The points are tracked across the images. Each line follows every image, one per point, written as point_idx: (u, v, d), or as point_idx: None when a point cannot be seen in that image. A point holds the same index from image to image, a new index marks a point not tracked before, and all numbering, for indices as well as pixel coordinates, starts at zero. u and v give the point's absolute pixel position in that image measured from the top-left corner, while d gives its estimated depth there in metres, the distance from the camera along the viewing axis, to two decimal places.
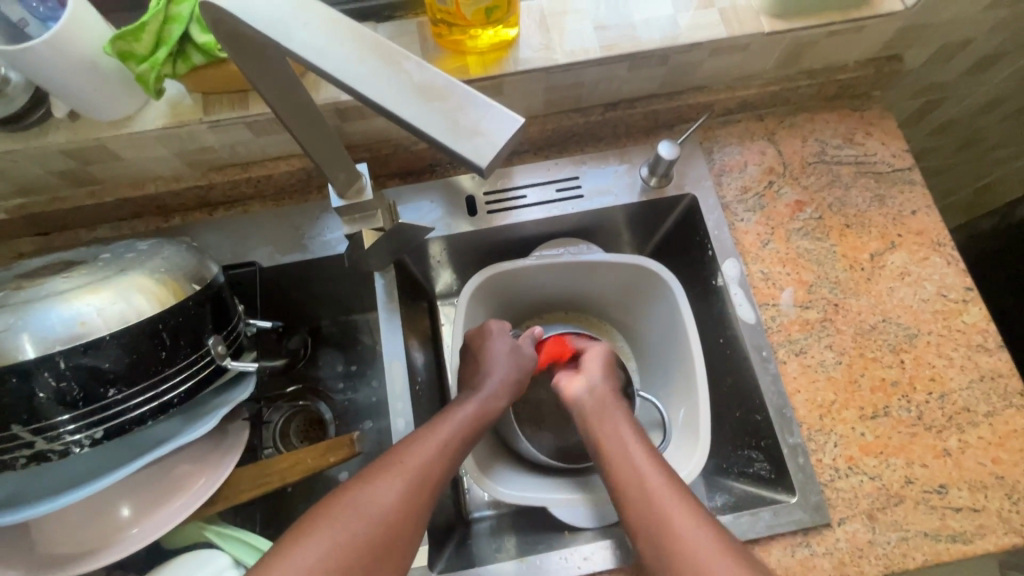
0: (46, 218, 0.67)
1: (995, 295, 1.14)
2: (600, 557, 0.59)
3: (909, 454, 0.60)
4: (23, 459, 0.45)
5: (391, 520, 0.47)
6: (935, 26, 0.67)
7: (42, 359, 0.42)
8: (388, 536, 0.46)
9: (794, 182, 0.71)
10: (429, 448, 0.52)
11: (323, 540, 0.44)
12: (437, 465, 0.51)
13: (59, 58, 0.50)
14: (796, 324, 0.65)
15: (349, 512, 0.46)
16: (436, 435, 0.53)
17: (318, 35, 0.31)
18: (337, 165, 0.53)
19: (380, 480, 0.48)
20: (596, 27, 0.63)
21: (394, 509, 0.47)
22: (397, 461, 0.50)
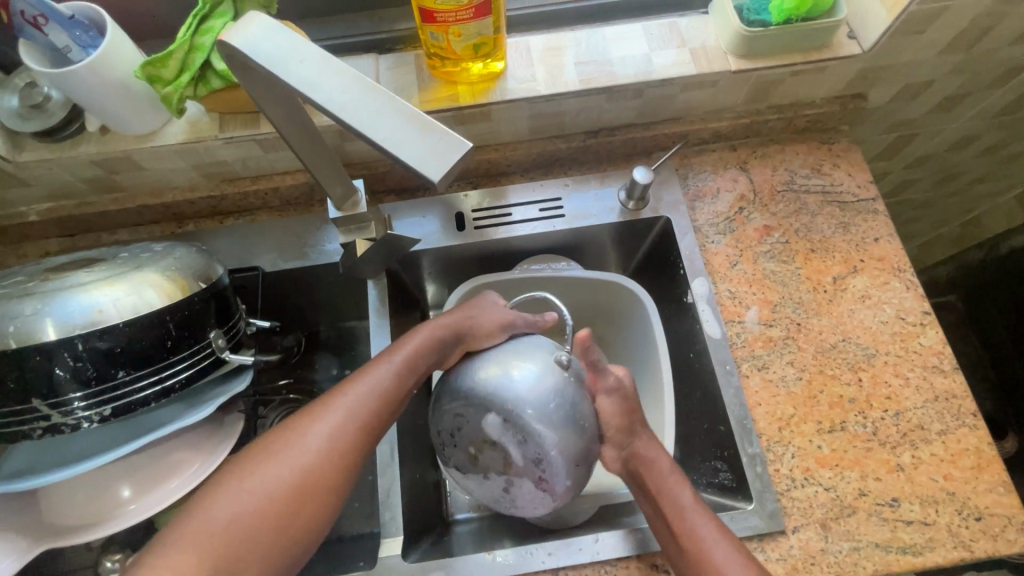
0: (73, 221, 0.73)
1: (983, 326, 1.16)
2: (564, 552, 0.62)
3: (863, 468, 0.63)
4: (39, 431, 0.50)
5: (317, 458, 0.48)
6: (894, 68, 0.72)
7: (62, 340, 0.47)
8: (321, 468, 0.48)
9: (764, 209, 0.76)
10: (359, 389, 0.53)
11: (247, 488, 0.46)
12: (368, 404, 0.53)
13: (96, 79, 0.57)
14: (760, 340, 0.69)
15: (274, 458, 0.47)
16: (370, 375, 0.55)
17: (308, 70, 0.37)
18: (334, 180, 0.59)
19: (320, 410, 0.51)
20: (576, 63, 0.69)
21: (321, 449, 0.49)
22: (325, 402, 0.52)
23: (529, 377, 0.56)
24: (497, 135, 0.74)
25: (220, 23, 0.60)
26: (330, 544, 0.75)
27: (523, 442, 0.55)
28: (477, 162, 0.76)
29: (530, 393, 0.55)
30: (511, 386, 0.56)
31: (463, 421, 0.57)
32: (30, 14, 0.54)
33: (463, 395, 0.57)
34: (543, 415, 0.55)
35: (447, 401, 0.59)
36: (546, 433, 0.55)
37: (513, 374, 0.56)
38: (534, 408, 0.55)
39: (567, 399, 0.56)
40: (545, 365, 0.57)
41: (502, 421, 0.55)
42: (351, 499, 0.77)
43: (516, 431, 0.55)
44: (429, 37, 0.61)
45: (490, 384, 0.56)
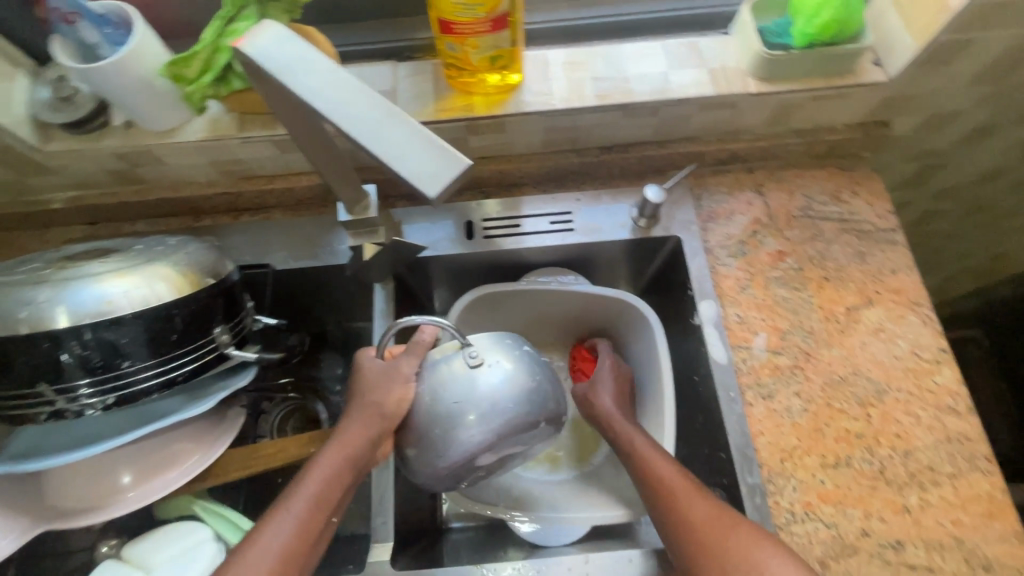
0: (95, 210, 0.76)
1: None
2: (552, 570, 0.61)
3: (867, 506, 0.61)
4: (44, 415, 0.51)
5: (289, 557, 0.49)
6: (919, 97, 0.70)
7: (70, 329, 0.49)
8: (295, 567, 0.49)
9: (778, 234, 0.74)
10: (319, 477, 0.53)
11: None
12: (330, 491, 0.53)
13: (122, 75, 0.59)
14: (766, 368, 0.68)
15: (250, 559, 0.48)
16: (327, 461, 0.54)
17: (317, 80, 0.37)
18: (345, 183, 0.59)
19: (282, 507, 0.51)
20: (593, 78, 0.69)
21: (292, 546, 0.49)
22: (288, 497, 0.52)
23: (461, 381, 0.54)
24: (511, 146, 0.74)
25: (244, 25, 0.60)
26: None
27: (506, 427, 0.53)
28: (490, 172, 0.76)
29: (455, 393, 0.53)
30: (453, 402, 0.53)
31: (449, 463, 0.53)
32: (63, 11, 0.56)
33: (430, 447, 0.54)
34: (498, 396, 0.53)
35: (426, 465, 0.54)
36: (513, 401, 0.53)
37: (446, 396, 0.53)
38: (486, 399, 0.53)
39: (501, 364, 0.54)
40: (461, 363, 0.54)
41: (474, 431, 0.53)
42: None
43: (492, 427, 0.53)
44: (446, 48, 0.62)
45: (437, 420, 0.53)
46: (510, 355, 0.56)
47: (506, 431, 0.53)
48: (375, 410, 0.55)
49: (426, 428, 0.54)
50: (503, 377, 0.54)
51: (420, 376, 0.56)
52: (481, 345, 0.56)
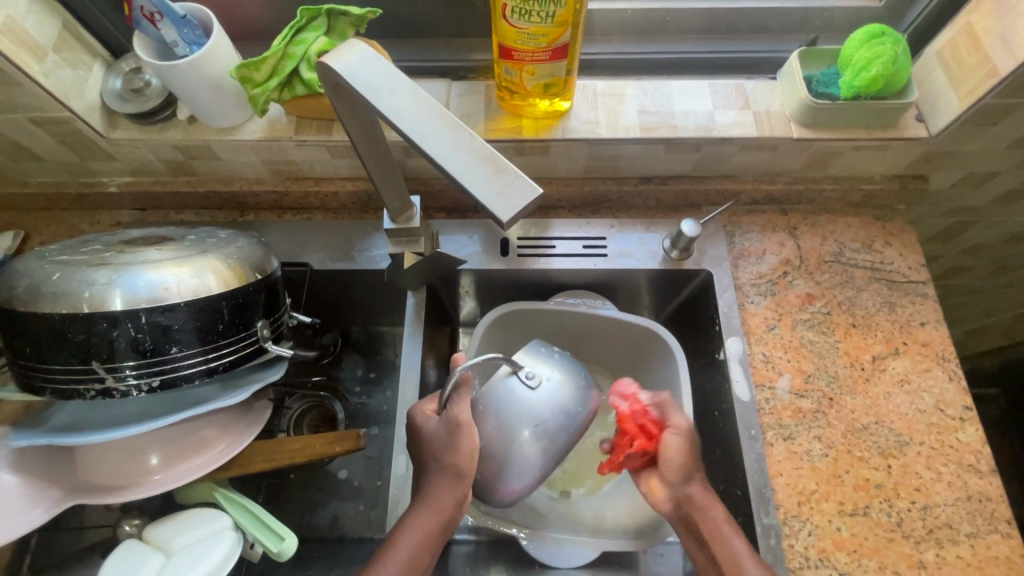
0: (146, 197, 0.78)
1: None
2: None
3: (882, 558, 0.61)
4: (92, 392, 0.53)
5: None
6: (959, 155, 0.72)
7: (128, 312, 0.51)
8: None
9: (808, 277, 0.75)
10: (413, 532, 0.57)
11: None
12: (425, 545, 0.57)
13: (195, 73, 0.62)
14: (788, 410, 0.68)
15: None
16: (419, 518, 0.57)
17: (399, 100, 0.39)
18: (394, 193, 0.62)
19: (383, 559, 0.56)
20: (639, 111, 0.71)
21: None
22: (385, 552, 0.56)
23: (522, 399, 0.60)
24: (553, 169, 0.76)
25: (313, 36, 0.64)
26: (331, 544, 0.76)
27: (566, 431, 0.61)
28: None
29: (525, 412, 0.59)
30: (519, 422, 0.59)
31: (523, 475, 0.60)
32: (148, 10, 0.59)
33: (504, 469, 0.59)
34: (557, 406, 0.60)
35: (503, 485, 0.59)
36: (570, 407, 0.61)
37: (513, 419, 0.59)
38: (547, 413, 0.60)
39: (552, 376, 0.61)
40: (519, 385, 0.60)
41: (540, 442, 0.59)
42: (358, 502, 0.78)
43: (556, 433, 0.60)
44: (503, 73, 0.65)
45: (508, 442, 0.59)
46: (555, 366, 0.63)
47: (566, 434, 0.61)
48: (454, 475, 0.58)
49: (497, 453, 0.59)
50: (559, 392, 0.61)
51: (481, 404, 0.60)
52: (527, 364, 0.62)
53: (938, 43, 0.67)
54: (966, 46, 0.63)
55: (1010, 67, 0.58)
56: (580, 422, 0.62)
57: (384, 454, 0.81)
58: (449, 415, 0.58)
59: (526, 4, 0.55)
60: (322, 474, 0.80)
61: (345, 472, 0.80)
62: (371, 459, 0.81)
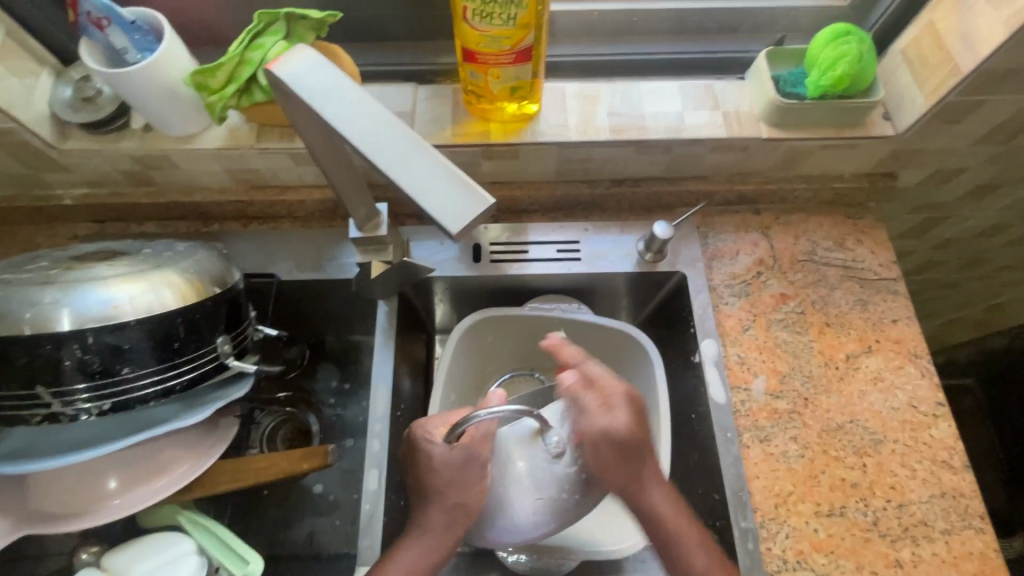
0: (104, 209, 0.76)
1: None
2: None
3: (859, 558, 0.61)
4: (39, 417, 0.51)
5: None
6: (926, 153, 0.72)
7: (74, 332, 0.48)
8: None
9: (782, 276, 0.75)
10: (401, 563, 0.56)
11: None
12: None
13: (147, 81, 0.60)
14: (764, 411, 0.68)
15: None
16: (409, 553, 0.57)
17: (348, 108, 0.38)
18: (359, 201, 0.60)
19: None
20: (609, 113, 0.71)
21: None
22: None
23: (540, 454, 0.61)
24: (524, 173, 0.75)
25: (272, 41, 0.61)
26: (307, 562, 0.74)
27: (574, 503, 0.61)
28: (501, 197, 0.77)
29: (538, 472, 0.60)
30: (531, 475, 0.60)
31: (517, 531, 0.60)
32: (94, 15, 0.57)
33: (500, 520, 0.60)
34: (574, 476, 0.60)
35: (493, 533, 0.60)
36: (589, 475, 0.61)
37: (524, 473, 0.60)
38: (561, 478, 0.60)
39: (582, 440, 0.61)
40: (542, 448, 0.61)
41: (546, 503, 0.60)
42: (334, 517, 0.76)
43: (563, 502, 0.60)
44: (468, 76, 0.63)
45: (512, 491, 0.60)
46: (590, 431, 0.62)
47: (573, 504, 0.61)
48: (458, 511, 0.58)
49: (500, 500, 0.60)
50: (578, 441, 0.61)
51: (499, 450, 0.61)
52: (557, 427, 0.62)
53: (902, 41, 0.67)
54: (928, 44, 0.63)
55: (971, 65, 0.58)
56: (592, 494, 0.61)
57: (359, 468, 0.79)
58: (466, 449, 0.58)
59: (486, 7, 0.54)
60: (295, 490, 0.78)
61: (320, 487, 0.78)
62: (346, 473, 0.79)
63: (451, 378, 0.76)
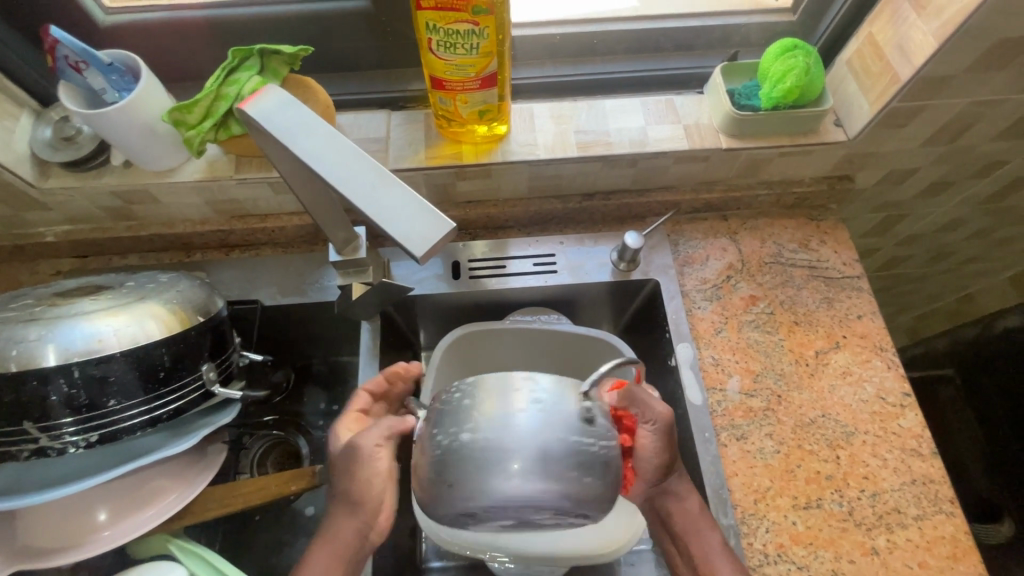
0: (86, 244, 0.77)
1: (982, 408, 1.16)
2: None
3: (837, 548, 0.63)
4: (27, 452, 0.51)
5: None
6: (878, 156, 0.76)
7: (60, 367, 0.50)
8: None
9: (751, 279, 0.78)
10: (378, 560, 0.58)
11: None
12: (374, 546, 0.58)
13: (126, 121, 0.61)
14: (740, 410, 0.70)
15: None
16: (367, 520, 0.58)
17: (316, 143, 0.41)
18: (336, 225, 0.62)
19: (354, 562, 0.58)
20: (576, 131, 0.74)
21: None
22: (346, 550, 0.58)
23: (517, 408, 0.44)
24: (498, 192, 0.77)
25: (247, 76, 0.64)
26: None
27: (577, 477, 0.42)
28: (477, 215, 0.79)
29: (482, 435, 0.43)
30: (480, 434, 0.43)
31: (491, 508, 0.41)
32: (72, 59, 0.59)
33: (464, 490, 0.42)
34: (568, 436, 0.43)
35: (452, 511, 0.42)
36: (592, 440, 0.43)
37: (486, 424, 0.43)
38: (530, 438, 0.42)
39: (573, 396, 0.45)
40: (488, 411, 0.44)
41: (530, 473, 0.41)
42: (325, 537, 0.77)
43: (556, 468, 0.41)
44: (438, 102, 0.66)
45: (474, 459, 0.42)
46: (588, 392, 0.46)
47: (574, 476, 0.42)
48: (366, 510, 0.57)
49: (457, 461, 0.42)
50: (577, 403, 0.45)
51: (450, 408, 0.45)
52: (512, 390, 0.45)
53: (847, 53, 0.71)
54: (870, 54, 0.67)
55: (909, 74, 0.62)
56: (596, 469, 0.43)
57: None
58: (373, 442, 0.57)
59: (450, 38, 0.57)
60: (287, 512, 0.78)
61: (311, 509, 0.79)
62: (336, 494, 0.80)
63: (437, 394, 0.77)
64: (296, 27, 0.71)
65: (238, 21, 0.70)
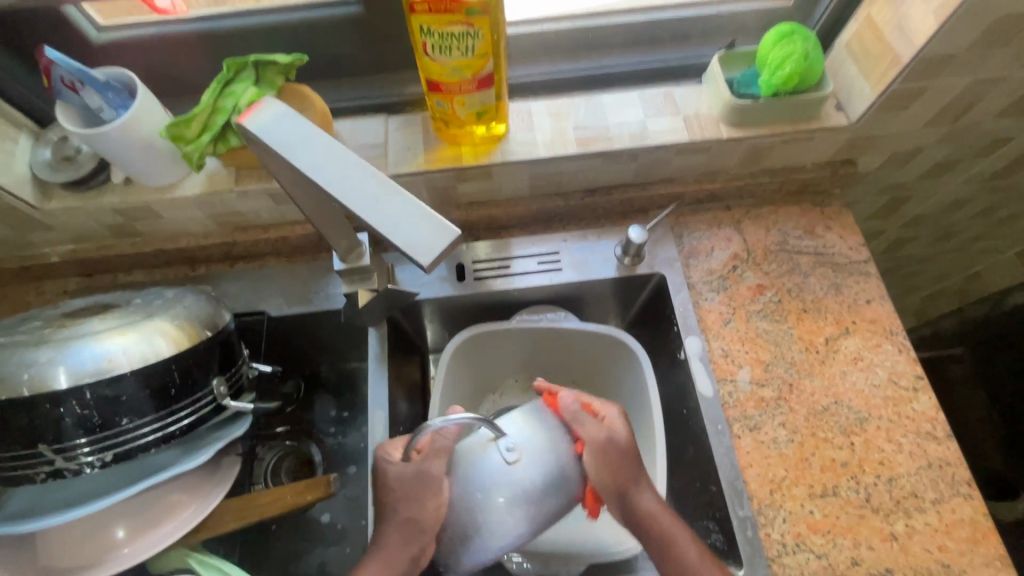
0: (91, 262, 0.77)
1: (996, 385, 1.14)
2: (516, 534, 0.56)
3: (856, 535, 0.63)
4: (43, 474, 0.52)
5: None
6: (881, 138, 0.75)
7: (72, 389, 0.50)
8: None
9: (757, 268, 0.77)
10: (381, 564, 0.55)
11: None
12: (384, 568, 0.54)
13: (125, 139, 0.61)
14: (751, 400, 0.70)
15: None
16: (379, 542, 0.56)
17: (317, 154, 0.41)
18: (340, 233, 0.62)
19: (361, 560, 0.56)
20: (574, 127, 0.73)
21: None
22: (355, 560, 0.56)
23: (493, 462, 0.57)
24: (498, 192, 0.77)
25: (242, 88, 0.64)
26: None
27: (549, 501, 0.57)
28: (479, 216, 0.79)
29: (497, 478, 0.56)
30: (490, 487, 0.56)
31: (487, 547, 0.56)
32: (68, 79, 0.58)
33: (458, 543, 0.56)
34: (535, 482, 0.57)
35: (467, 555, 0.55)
36: (544, 482, 0.57)
37: (495, 473, 0.56)
38: (527, 481, 0.57)
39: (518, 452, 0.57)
40: (498, 459, 0.57)
41: (517, 512, 0.56)
42: (342, 544, 0.77)
43: (532, 505, 0.57)
44: (435, 105, 0.66)
45: (486, 510, 0.55)
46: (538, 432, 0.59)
47: (544, 509, 0.57)
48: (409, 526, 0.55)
49: (460, 519, 0.55)
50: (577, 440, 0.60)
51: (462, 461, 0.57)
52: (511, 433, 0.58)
53: (846, 36, 0.70)
54: (869, 37, 0.66)
55: (910, 55, 0.61)
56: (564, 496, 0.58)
57: (363, 494, 0.80)
58: (418, 463, 0.56)
59: (445, 40, 0.57)
60: (302, 520, 0.78)
61: (327, 516, 0.79)
62: (350, 501, 0.80)
63: (447, 395, 0.77)
64: (289, 36, 0.71)
65: (231, 33, 0.70)
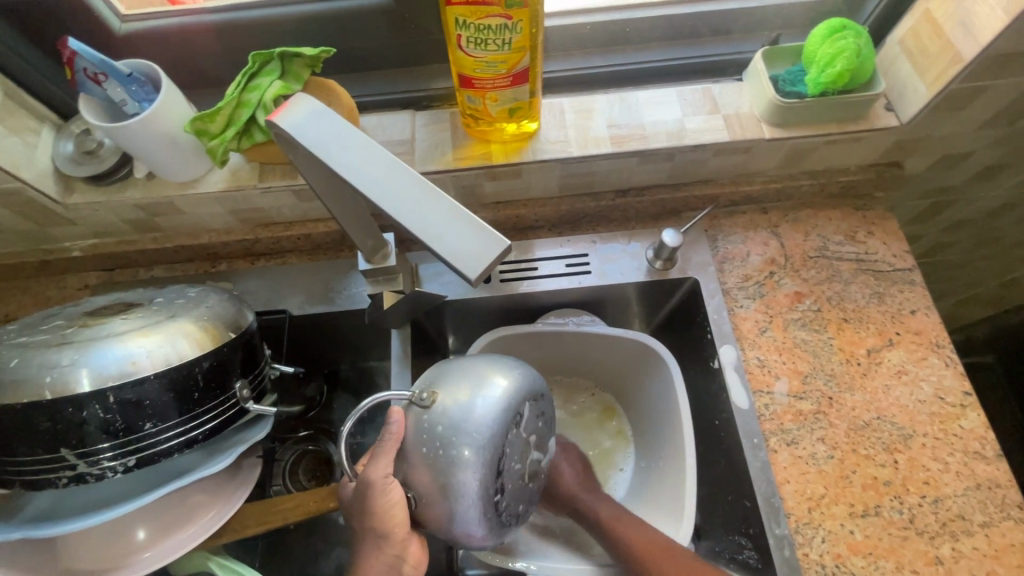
0: (112, 257, 0.76)
1: None
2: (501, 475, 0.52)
3: (899, 558, 0.60)
4: (65, 479, 0.51)
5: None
6: (931, 140, 0.71)
7: (94, 392, 0.48)
8: None
9: (795, 274, 0.74)
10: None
11: None
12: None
13: (148, 133, 0.60)
14: (789, 413, 0.67)
15: None
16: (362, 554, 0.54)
17: (353, 155, 0.39)
18: (366, 233, 0.60)
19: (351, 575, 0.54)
20: (608, 124, 0.70)
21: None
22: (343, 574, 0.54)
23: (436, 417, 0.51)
24: (527, 192, 0.74)
25: (268, 81, 0.61)
26: None
27: (511, 434, 0.51)
28: (506, 216, 0.76)
29: (448, 427, 0.50)
30: (447, 437, 0.49)
31: (474, 503, 0.49)
32: (92, 71, 0.57)
33: (443, 508, 0.50)
34: (485, 414, 0.50)
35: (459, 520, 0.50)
36: (493, 417, 0.50)
37: (444, 421, 0.50)
38: (477, 414, 0.50)
39: (450, 389, 0.51)
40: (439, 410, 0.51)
41: (482, 457, 0.49)
42: None
43: (494, 440, 0.50)
44: (466, 100, 0.63)
45: (455, 464, 0.49)
46: (466, 367, 0.53)
47: (510, 441, 0.51)
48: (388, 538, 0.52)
49: (436, 483, 0.50)
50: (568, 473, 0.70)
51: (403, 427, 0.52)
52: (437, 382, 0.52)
53: (900, 31, 0.66)
54: (927, 33, 0.62)
55: (973, 53, 0.57)
56: (521, 424, 0.53)
57: None
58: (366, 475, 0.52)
59: (481, 34, 0.54)
60: (321, 522, 0.77)
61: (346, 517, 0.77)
62: None
63: None
64: (315, 27, 0.68)
65: (256, 24, 0.67)
